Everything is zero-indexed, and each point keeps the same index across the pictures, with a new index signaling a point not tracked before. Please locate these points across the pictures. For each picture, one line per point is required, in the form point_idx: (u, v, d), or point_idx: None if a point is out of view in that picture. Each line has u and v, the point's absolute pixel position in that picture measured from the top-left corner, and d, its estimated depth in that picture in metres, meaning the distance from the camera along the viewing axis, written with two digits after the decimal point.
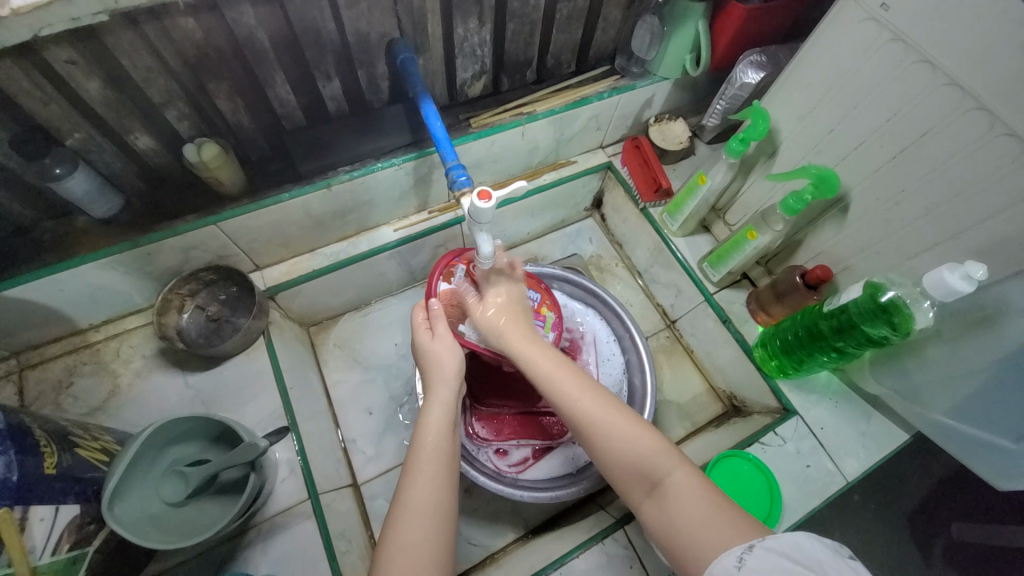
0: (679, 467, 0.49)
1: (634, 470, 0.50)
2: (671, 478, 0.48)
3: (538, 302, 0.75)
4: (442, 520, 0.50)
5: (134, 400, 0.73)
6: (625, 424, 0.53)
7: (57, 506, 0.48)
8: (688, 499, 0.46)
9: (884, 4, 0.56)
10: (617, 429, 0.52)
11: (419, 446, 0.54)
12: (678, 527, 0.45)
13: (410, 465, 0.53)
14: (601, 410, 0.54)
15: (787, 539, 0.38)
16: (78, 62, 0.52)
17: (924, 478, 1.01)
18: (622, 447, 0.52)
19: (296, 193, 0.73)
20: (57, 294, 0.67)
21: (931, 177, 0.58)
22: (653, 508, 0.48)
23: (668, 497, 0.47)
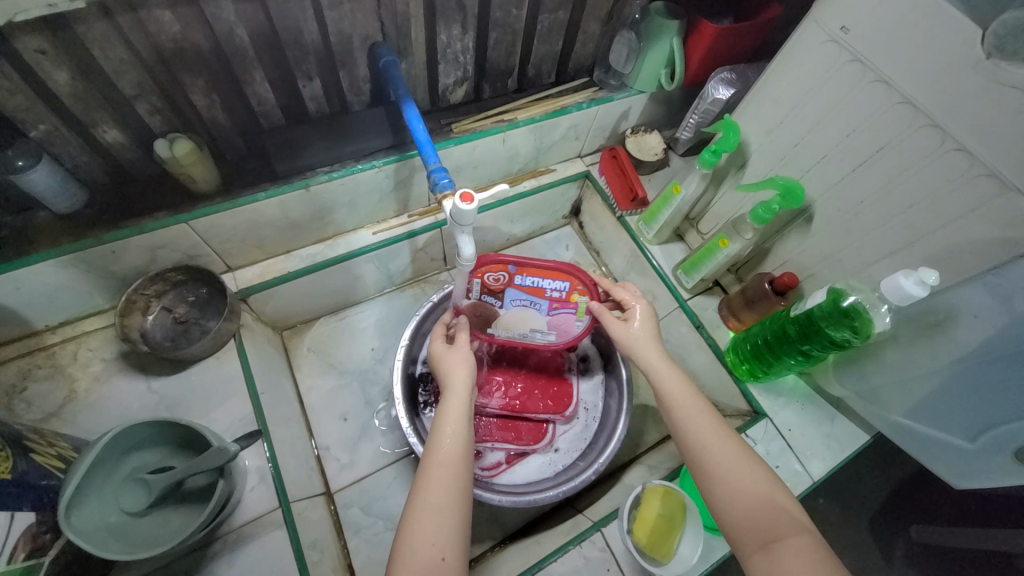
0: (802, 531, 0.49)
1: (753, 522, 0.50)
2: (790, 538, 0.48)
3: (565, 291, 0.70)
4: (454, 517, 0.51)
5: (92, 406, 0.69)
6: (752, 478, 0.53)
7: (12, 514, 0.47)
8: (804, 560, 0.46)
9: (844, 28, 0.59)
10: (740, 477, 0.53)
11: (436, 447, 0.56)
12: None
13: (429, 465, 0.54)
14: (731, 462, 0.54)
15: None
16: (46, 51, 0.50)
17: (882, 481, 1.06)
18: (741, 499, 0.52)
19: (273, 192, 0.71)
20: (11, 294, 0.63)
21: (889, 188, 0.62)
22: (761, 563, 0.48)
23: (782, 555, 0.47)
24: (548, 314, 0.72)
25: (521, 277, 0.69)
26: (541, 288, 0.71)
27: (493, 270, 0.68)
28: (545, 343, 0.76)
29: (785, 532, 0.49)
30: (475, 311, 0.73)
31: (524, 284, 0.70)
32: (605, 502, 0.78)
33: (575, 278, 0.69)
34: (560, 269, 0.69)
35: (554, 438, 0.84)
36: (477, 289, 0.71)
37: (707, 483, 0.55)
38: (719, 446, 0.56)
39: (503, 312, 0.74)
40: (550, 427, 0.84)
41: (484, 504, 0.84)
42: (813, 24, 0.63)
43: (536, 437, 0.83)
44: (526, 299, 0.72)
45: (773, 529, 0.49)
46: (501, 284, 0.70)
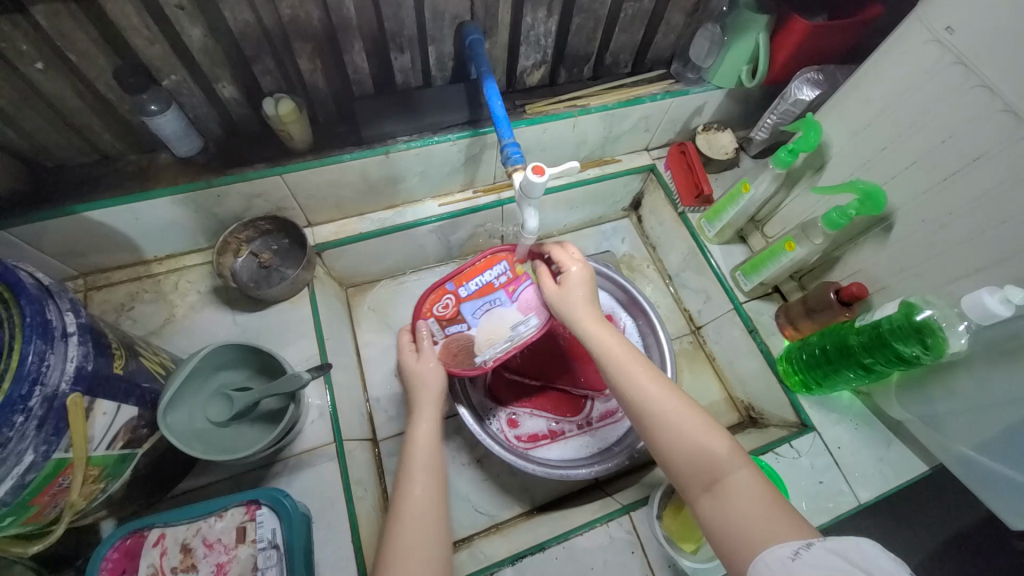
0: (741, 468, 0.49)
1: (694, 468, 0.50)
2: (732, 477, 0.48)
3: (509, 272, 0.71)
4: (435, 518, 0.55)
5: (185, 330, 0.79)
6: (690, 423, 0.53)
7: (118, 405, 0.53)
8: (747, 497, 0.46)
9: (949, 28, 0.56)
10: (680, 426, 0.53)
11: (413, 452, 0.61)
12: (733, 522, 0.45)
13: (407, 471, 0.59)
14: (674, 410, 0.54)
15: (840, 539, 0.38)
16: (185, 8, 0.57)
17: (940, 528, 0.97)
18: (686, 447, 0.51)
19: (357, 154, 0.77)
20: (133, 222, 0.73)
21: (980, 202, 0.59)
22: (707, 504, 0.48)
23: (725, 495, 0.47)
24: (516, 303, 0.71)
25: (465, 288, 0.71)
26: (488, 284, 0.71)
27: (435, 298, 0.71)
28: (533, 332, 0.72)
29: (726, 472, 0.49)
30: (453, 348, 0.72)
31: (469, 293, 0.71)
32: (635, 489, 0.79)
33: (505, 256, 0.72)
34: (490, 257, 0.72)
35: (592, 419, 0.85)
36: (439, 328, 0.71)
37: (652, 433, 0.54)
38: (658, 399, 0.55)
39: (475, 332, 0.71)
40: (588, 403, 0.86)
41: (515, 473, 0.87)
42: (916, 22, 0.60)
43: (574, 410, 0.85)
44: (486, 305, 0.71)
45: (715, 471, 0.49)
46: (453, 309, 0.71)
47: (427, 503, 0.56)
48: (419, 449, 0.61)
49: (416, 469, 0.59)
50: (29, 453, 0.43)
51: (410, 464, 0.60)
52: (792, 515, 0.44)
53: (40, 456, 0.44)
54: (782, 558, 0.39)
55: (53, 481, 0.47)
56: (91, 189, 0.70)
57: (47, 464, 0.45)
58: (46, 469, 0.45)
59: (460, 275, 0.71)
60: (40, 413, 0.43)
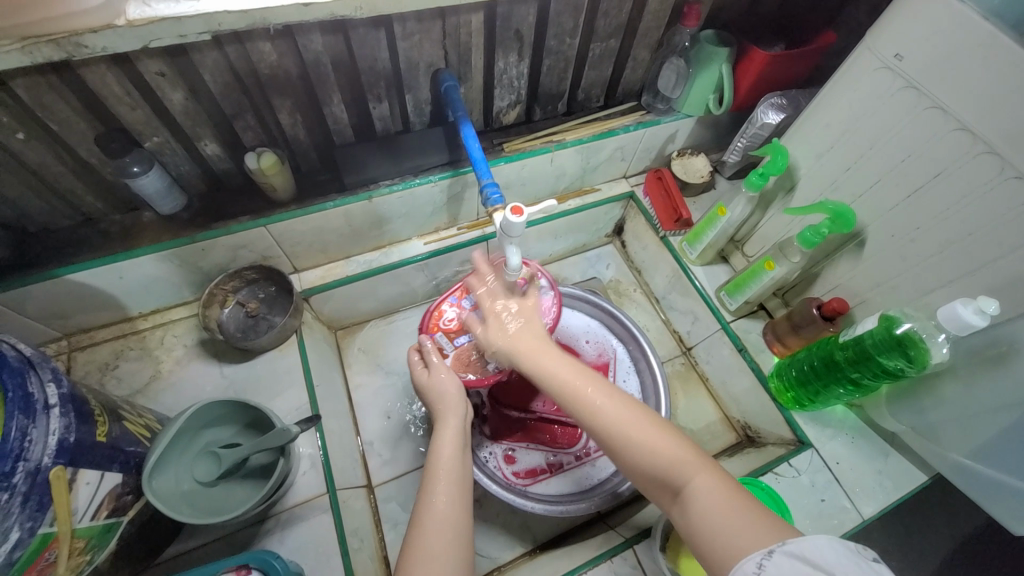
0: (699, 471, 0.48)
1: (657, 478, 0.49)
2: (691, 483, 0.47)
3: None
4: (459, 533, 0.52)
5: (172, 386, 0.78)
6: (641, 435, 0.52)
7: (102, 473, 0.51)
8: (708, 503, 0.45)
9: (898, 55, 0.59)
10: (640, 438, 0.51)
11: (435, 464, 0.58)
12: (699, 533, 0.44)
13: (428, 483, 0.56)
14: (625, 424, 0.53)
15: (802, 540, 0.37)
16: (166, 74, 0.59)
17: (949, 537, 0.96)
18: (644, 459, 0.50)
19: (340, 202, 0.79)
20: (117, 281, 0.73)
21: (945, 216, 0.61)
22: (676, 514, 0.47)
23: (687, 504, 0.46)
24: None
25: (467, 300, 0.75)
26: None
27: (441, 312, 0.75)
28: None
29: (685, 479, 0.48)
30: (462, 357, 0.73)
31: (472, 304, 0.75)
32: (638, 520, 0.78)
33: None
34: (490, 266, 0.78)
35: (589, 449, 0.84)
36: (448, 341, 0.74)
37: (616, 453, 0.53)
38: (607, 416, 0.54)
39: None
40: (584, 433, 0.85)
41: (516, 511, 0.86)
42: (867, 51, 0.63)
43: (570, 441, 0.84)
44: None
45: (676, 481, 0.48)
46: (458, 322, 0.74)
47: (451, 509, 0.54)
48: (442, 462, 0.58)
49: (441, 473, 0.57)
50: (15, 531, 0.42)
51: (432, 470, 0.57)
52: (760, 514, 0.43)
53: (26, 532, 0.43)
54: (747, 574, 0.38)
55: (39, 556, 0.45)
56: (74, 251, 0.70)
57: (33, 540, 0.44)
58: (31, 546, 0.44)
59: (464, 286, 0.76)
60: (24, 490, 0.42)
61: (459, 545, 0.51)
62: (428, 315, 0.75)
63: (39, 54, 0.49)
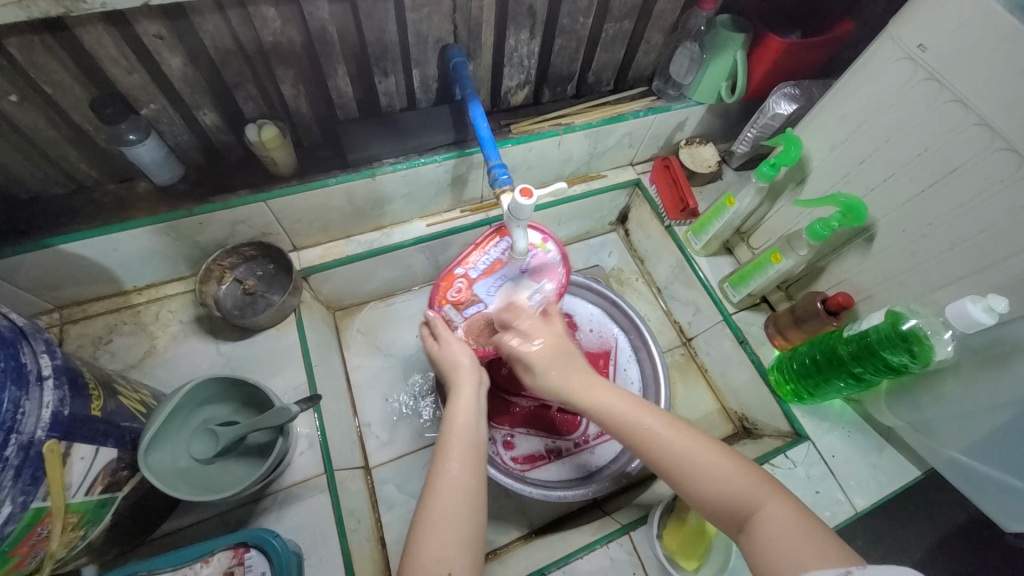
0: (771, 499, 0.47)
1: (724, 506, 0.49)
2: (762, 511, 0.47)
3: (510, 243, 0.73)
4: (471, 498, 0.52)
5: (167, 362, 0.76)
6: (712, 461, 0.51)
7: (97, 448, 0.50)
8: (780, 529, 0.44)
9: (921, 46, 0.58)
10: (707, 465, 0.51)
11: (448, 430, 0.57)
12: (770, 558, 0.44)
13: (443, 447, 0.56)
14: (695, 450, 0.52)
15: (883, 570, 0.37)
16: (164, 37, 0.57)
17: (934, 529, 0.98)
18: (711, 489, 0.49)
19: (342, 178, 0.76)
20: (111, 253, 0.71)
21: (958, 212, 0.60)
22: (744, 545, 0.47)
23: (758, 530, 0.46)
24: (526, 273, 0.72)
25: (475, 267, 0.73)
26: (494, 262, 0.73)
27: (447, 286, 0.73)
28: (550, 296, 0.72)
29: (756, 508, 0.47)
30: (476, 327, 0.73)
31: (480, 272, 0.73)
32: (634, 507, 0.78)
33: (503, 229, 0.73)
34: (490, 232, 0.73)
35: (588, 436, 0.84)
36: (457, 314, 0.73)
37: (680, 485, 0.52)
38: (674, 445, 0.52)
39: (491, 307, 0.72)
40: (583, 420, 0.85)
41: (512, 496, 0.86)
42: (889, 40, 0.61)
43: (569, 428, 0.84)
44: (497, 280, 0.73)
45: (746, 507, 0.48)
46: (466, 291, 0.73)
47: (464, 477, 0.53)
48: (455, 427, 0.57)
49: (456, 441, 0.56)
50: (8, 504, 0.41)
51: (446, 436, 0.57)
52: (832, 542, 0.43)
53: (18, 507, 0.42)
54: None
55: (33, 530, 0.44)
56: (66, 221, 0.68)
57: (26, 514, 0.43)
58: (23, 520, 0.43)
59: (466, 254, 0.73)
60: (16, 463, 0.41)
61: (468, 514, 0.51)
62: (436, 287, 0.73)
63: (35, 9, 0.46)
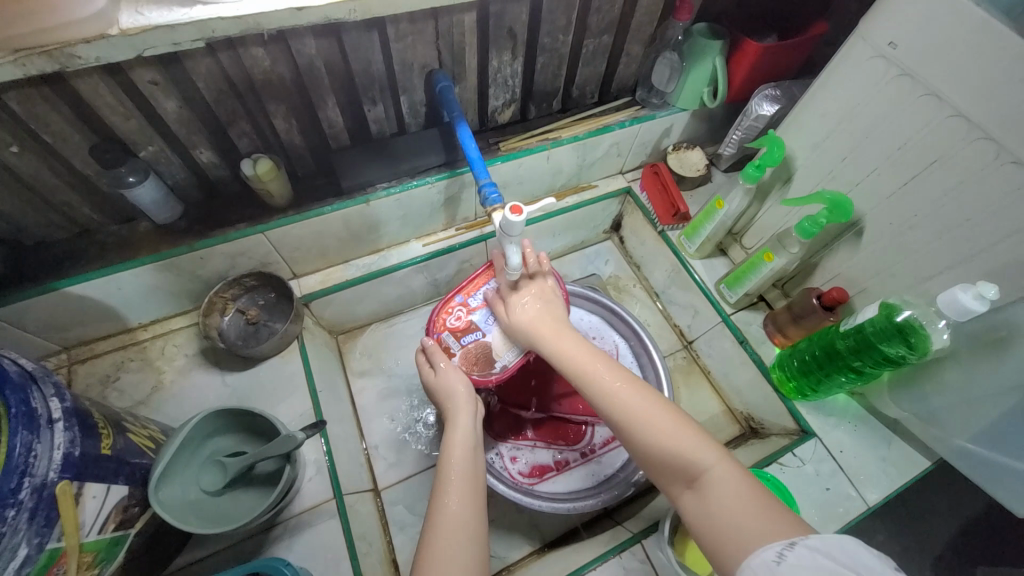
0: (717, 463, 0.47)
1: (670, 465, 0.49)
2: (709, 473, 0.47)
3: None
4: (472, 534, 0.52)
5: (175, 396, 0.78)
6: (659, 421, 0.51)
7: (108, 486, 0.51)
8: (727, 495, 0.45)
9: (891, 43, 0.59)
10: (654, 424, 0.51)
11: (447, 467, 0.58)
12: (714, 522, 0.44)
13: (443, 485, 0.56)
14: (641, 407, 0.53)
15: (823, 537, 0.37)
16: (159, 83, 0.59)
17: (952, 521, 0.97)
18: (658, 446, 0.50)
19: (338, 206, 0.78)
20: (115, 292, 0.72)
21: (942, 203, 0.61)
22: (691, 502, 0.47)
23: (706, 493, 0.46)
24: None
25: (474, 297, 0.74)
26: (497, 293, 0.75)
27: (446, 313, 0.73)
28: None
29: (703, 469, 0.47)
30: (472, 356, 0.72)
31: (479, 302, 0.74)
32: (644, 515, 0.78)
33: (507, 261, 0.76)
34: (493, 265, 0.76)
35: (594, 446, 0.84)
36: (455, 341, 0.72)
37: (628, 439, 0.53)
38: (625, 399, 0.54)
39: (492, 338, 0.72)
40: (588, 429, 0.85)
41: (523, 510, 0.86)
42: (860, 40, 0.63)
43: (575, 438, 0.85)
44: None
45: (693, 469, 0.48)
46: (466, 321, 0.73)
47: (462, 514, 0.53)
48: (455, 461, 0.59)
49: (454, 478, 0.57)
50: (23, 547, 0.41)
51: (445, 473, 0.57)
52: (782, 513, 0.42)
53: (34, 549, 0.42)
54: (766, 562, 0.37)
55: (48, 571, 0.45)
56: (71, 264, 0.70)
57: (41, 556, 0.43)
58: (39, 562, 0.43)
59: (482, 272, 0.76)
60: (30, 505, 0.42)
61: (473, 545, 0.51)
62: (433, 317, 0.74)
63: (32, 66, 0.48)
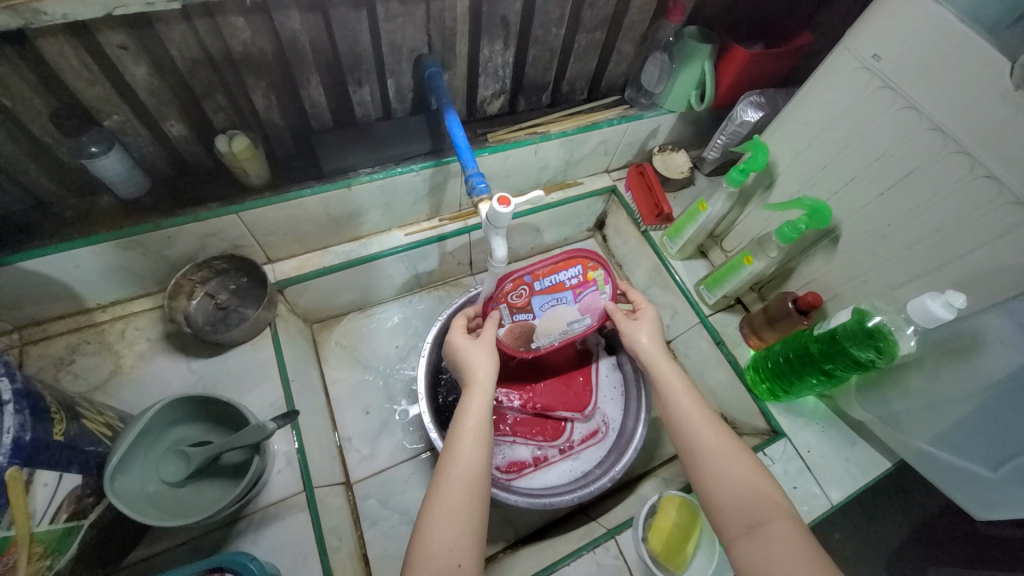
0: (787, 517, 0.49)
1: (738, 506, 0.51)
2: (776, 523, 0.49)
3: (581, 273, 0.70)
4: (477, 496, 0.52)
5: (135, 381, 0.73)
6: (741, 464, 0.54)
7: (61, 474, 0.48)
8: (788, 547, 0.46)
9: (875, 55, 0.61)
10: (732, 463, 0.53)
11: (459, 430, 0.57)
12: (770, 569, 0.45)
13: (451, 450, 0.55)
14: (723, 447, 0.55)
15: None
16: (129, 47, 0.55)
17: (904, 520, 1.02)
18: (728, 483, 0.52)
19: (318, 189, 0.75)
20: (72, 270, 0.68)
21: (916, 213, 0.63)
22: (747, 546, 0.48)
23: (768, 540, 0.47)
24: (579, 303, 0.71)
25: (539, 281, 0.69)
26: (559, 283, 0.70)
27: (511, 288, 0.69)
28: (585, 329, 0.74)
29: (770, 518, 0.49)
30: (518, 331, 0.72)
31: (542, 287, 0.69)
32: (618, 511, 0.79)
33: (582, 258, 0.70)
34: (567, 257, 0.69)
35: (573, 442, 0.84)
36: (507, 314, 0.71)
37: (700, 469, 0.55)
38: (710, 437, 0.56)
39: (538, 321, 0.71)
40: (568, 426, 0.85)
41: (497, 505, 0.85)
42: (846, 51, 0.65)
43: (555, 434, 0.85)
44: (556, 300, 0.70)
45: (760, 515, 0.49)
46: (524, 300, 0.70)
47: (471, 476, 0.53)
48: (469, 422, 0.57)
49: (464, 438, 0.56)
50: None
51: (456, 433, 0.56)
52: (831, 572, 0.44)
53: None
54: None
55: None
56: (23, 237, 0.65)
57: None
58: None
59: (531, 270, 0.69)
60: None
61: (474, 513, 0.51)
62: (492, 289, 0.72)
63: None
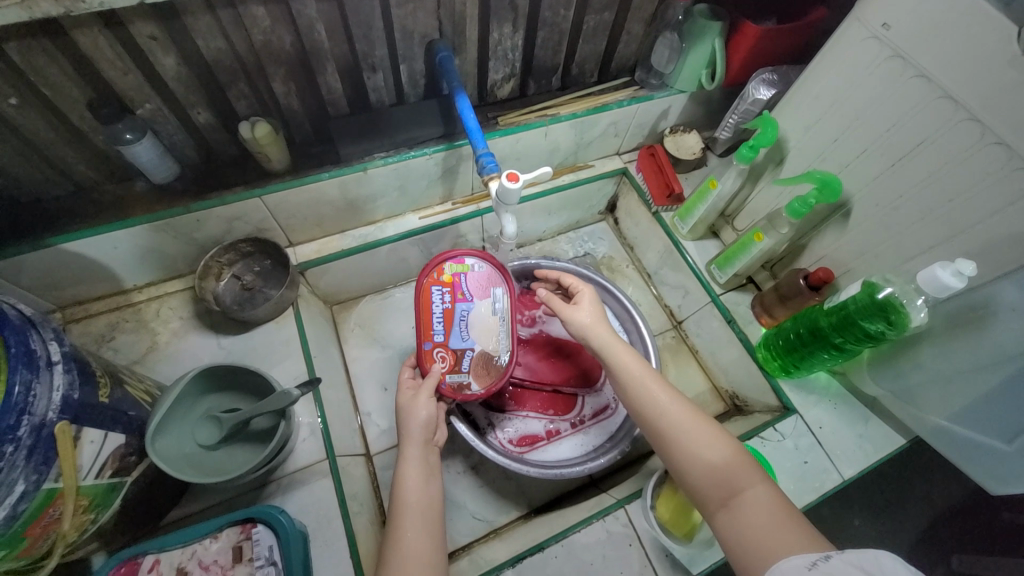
0: (758, 485, 0.50)
1: (711, 481, 0.52)
2: (749, 492, 0.49)
3: (445, 288, 0.74)
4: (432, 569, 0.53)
5: (170, 357, 0.78)
6: (710, 440, 0.54)
7: (105, 433, 0.52)
8: (762, 512, 0.47)
9: (885, 24, 0.60)
10: (701, 439, 0.55)
11: (404, 499, 0.58)
12: (746, 537, 0.46)
13: (400, 516, 0.57)
14: (689, 423, 0.56)
15: (857, 551, 0.38)
16: (158, 38, 0.58)
17: (925, 507, 1.01)
18: (696, 459, 0.53)
19: (335, 172, 0.78)
20: (110, 251, 0.72)
21: (927, 183, 0.63)
22: (723, 519, 0.49)
23: (742, 510, 0.48)
24: (473, 298, 0.75)
25: (438, 331, 0.73)
26: (446, 309, 0.74)
27: (428, 359, 0.71)
28: (506, 294, 0.76)
29: (743, 488, 0.50)
30: (479, 365, 0.72)
31: (443, 331, 0.73)
32: (628, 483, 0.80)
33: (427, 280, 0.74)
34: (419, 294, 0.74)
35: (584, 416, 0.86)
36: (460, 375, 0.72)
37: (671, 451, 0.56)
38: (676, 416, 0.57)
39: (477, 348, 0.73)
40: (578, 400, 0.87)
41: (510, 477, 0.88)
42: (855, 21, 0.64)
43: (565, 408, 0.87)
44: (462, 323, 0.73)
45: (733, 486, 0.50)
46: (451, 356, 0.72)
47: (422, 544, 0.55)
48: (408, 494, 0.59)
49: (409, 514, 0.57)
50: (21, 483, 0.42)
51: (401, 504, 0.58)
52: (805, 529, 0.45)
53: (31, 486, 0.43)
54: (799, 568, 0.40)
55: (44, 512, 0.46)
56: (66, 221, 0.70)
57: (39, 494, 0.44)
58: (36, 500, 0.44)
59: (422, 331, 0.72)
60: (29, 443, 0.42)
61: None
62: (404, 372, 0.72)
63: (36, 9, 0.48)
